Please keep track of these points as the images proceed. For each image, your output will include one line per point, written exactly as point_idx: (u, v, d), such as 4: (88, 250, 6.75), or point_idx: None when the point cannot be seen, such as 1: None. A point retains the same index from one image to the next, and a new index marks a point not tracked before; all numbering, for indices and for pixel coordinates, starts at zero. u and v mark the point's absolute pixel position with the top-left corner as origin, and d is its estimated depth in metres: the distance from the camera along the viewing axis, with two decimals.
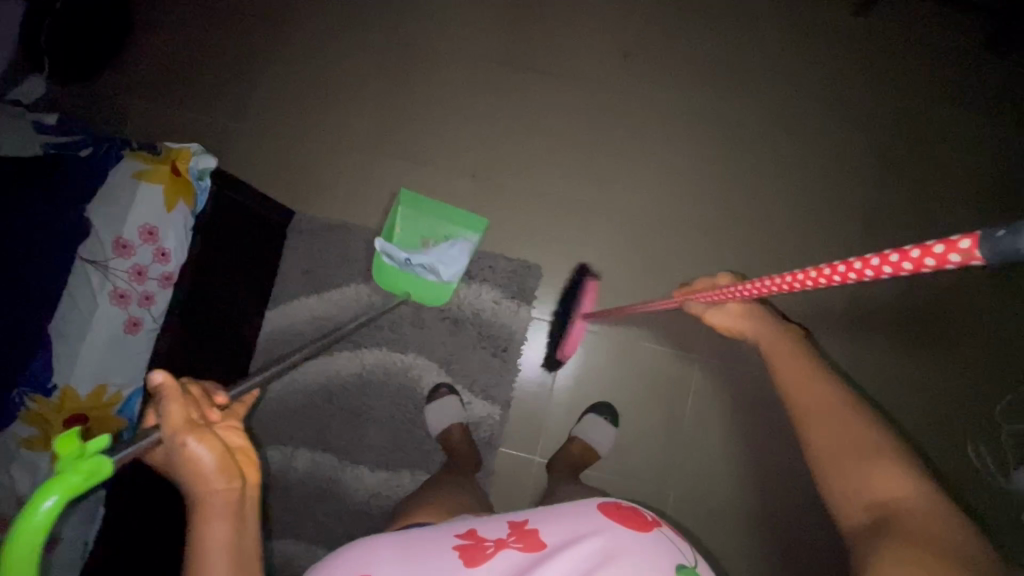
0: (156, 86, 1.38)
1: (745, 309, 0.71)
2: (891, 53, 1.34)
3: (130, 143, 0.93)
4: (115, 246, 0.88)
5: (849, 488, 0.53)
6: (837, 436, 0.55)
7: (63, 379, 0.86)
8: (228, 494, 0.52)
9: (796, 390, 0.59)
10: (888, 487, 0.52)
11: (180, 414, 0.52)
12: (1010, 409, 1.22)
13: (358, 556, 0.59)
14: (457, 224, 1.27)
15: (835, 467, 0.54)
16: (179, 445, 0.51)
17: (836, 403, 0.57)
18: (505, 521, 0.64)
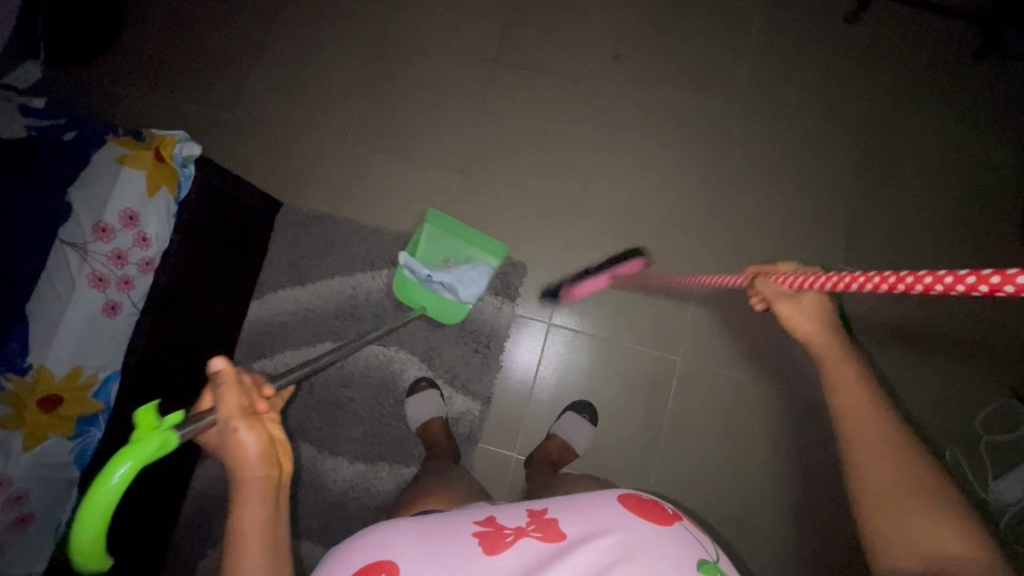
0: (147, 76, 1.39)
1: (821, 305, 0.62)
2: (880, 59, 1.34)
3: (116, 131, 0.95)
4: (95, 230, 0.89)
5: (898, 536, 0.49)
6: (889, 474, 0.51)
7: (39, 358, 0.86)
8: (266, 485, 0.54)
9: (852, 417, 0.54)
10: (946, 543, 0.47)
11: (235, 402, 0.55)
12: (995, 416, 1.21)
13: (374, 541, 0.55)
14: (476, 245, 1.27)
15: (883, 509, 0.50)
16: (230, 433, 0.54)
17: (894, 440, 0.52)
18: (524, 508, 0.60)
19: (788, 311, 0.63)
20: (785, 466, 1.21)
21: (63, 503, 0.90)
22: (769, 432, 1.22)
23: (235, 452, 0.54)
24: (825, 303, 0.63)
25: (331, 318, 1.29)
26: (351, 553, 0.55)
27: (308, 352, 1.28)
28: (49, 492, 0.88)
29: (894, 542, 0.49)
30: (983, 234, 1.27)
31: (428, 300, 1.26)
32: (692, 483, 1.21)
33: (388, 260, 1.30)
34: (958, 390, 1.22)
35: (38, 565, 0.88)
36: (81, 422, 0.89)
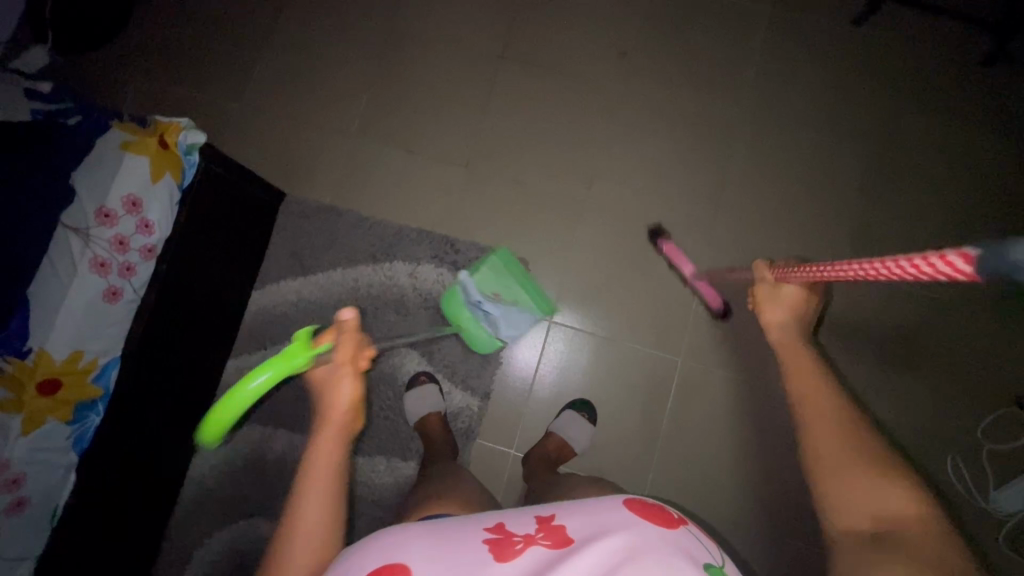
0: (154, 63, 1.39)
1: (792, 304, 0.87)
2: (890, 64, 1.33)
3: (120, 116, 0.95)
4: (98, 215, 0.89)
5: (845, 493, 0.62)
6: (833, 441, 0.66)
7: (39, 342, 0.86)
8: (347, 417, 0.73)
9: (802, 395, 0.73)
10: (885, 496, 0.59)
11: (345, 353, 0.76)
12: (997, 426, 1.20)
13: (386, 541, 0.55)
14: (530, 295, 1.24)
15: (828, 470, 0.64)
16: (340, 374, 0.75)
17: (836, 412, 0.69)
18: (532, 516, 0.60)
19: (767, 307, 0.89)
20: (784, 471, 1.20)
21: (63, 487, 0.90)
22: (769, 437, 1.21)
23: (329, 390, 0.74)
24: (797, 305, 0.87)
25: (332, 310, 1.28)
26: (362, 553, 0.54)
27: None
28: (47, 477, 0.88)
29: (840, 498, 0.62)
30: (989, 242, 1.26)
31: (462, 323, 1.24)
32: (690, 483, 1.20)
33: (389, 254, 1.30)
34: (957, 398, 1.21)
35: (39, 546, 0.90)
36: (80, 407, 0.90)
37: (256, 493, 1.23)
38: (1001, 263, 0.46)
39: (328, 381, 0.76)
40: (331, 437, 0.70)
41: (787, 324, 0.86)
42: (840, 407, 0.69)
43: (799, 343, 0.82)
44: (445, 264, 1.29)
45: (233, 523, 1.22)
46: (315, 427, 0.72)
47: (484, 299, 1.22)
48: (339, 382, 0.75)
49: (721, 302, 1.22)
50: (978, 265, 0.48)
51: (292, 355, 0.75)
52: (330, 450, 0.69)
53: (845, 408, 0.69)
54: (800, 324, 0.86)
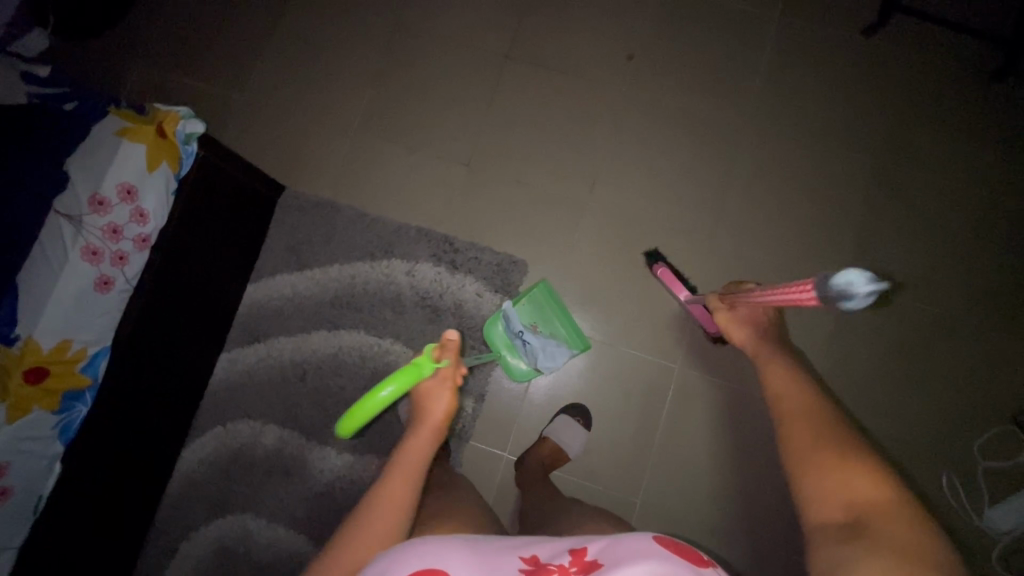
0: (156, 50, 1.38)
1: (750, 313, 0.94)
2: (897, 75, 1.32)
3: (117, 103, 0.94)
4: (91, 203, 0.87)
5: (817, 487, 0.62)
6: (807, 434, 0.68)
7: (27, 330, 0.84)
8: (442, 423, 0.76)
9: (777, 399, 0.76)
10: (856, 486, 0.59)
11: (450, 371, 0.79)
12: (991, 444, 1.19)
13: (428, 548, 0.58)
14: (568, 329, 1.22)
15: (804, 464, 0.65)
16: (443, 386, 0.78)
17: (811, 406, 0.72)
18: (565, 547, 0.60)
19: (731, 326, 0.96)
20: (779, 483, 1.18)
21: (46, 476, 0.89)
22: (765, 448, 1.20)
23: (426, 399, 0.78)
24: (754, 313, 0.94)
25: (328, 306, 1.27)
26: (400, 556, 0.57)
27: (302, 339, 1.26)
28: (31, 468, 0.86)
29: (817, 493, 0.62)
30: (990, 259, 1.26)
31: (499, 348, 1.22)
32: (682, 492, 1.19)
33: (388, 251, 1.29)
34: (951, 414, 1.21)
35: (19, 537, 0.87)
36: (68, 397, 0.88)
37: (244, 489, 1.21)
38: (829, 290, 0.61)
39: (432, 394, 0.78)
40: (426, 437, 0.74)
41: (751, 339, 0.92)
42: (812, 404, 0.72)
43: (772, 350, 0.87)
44: (443, 263, 1.28)
45: (219, 518, 1.20)
46: (411, 430, 0.75)
47: (525, 330, 1.19)
48: (438, 394, 0.78)
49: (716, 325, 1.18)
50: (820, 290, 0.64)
51: (420, 366, 0.78)
52: (420, 445, 0.73)
53: (818, 405, 0.72)
54: (765, 333, 0.92)
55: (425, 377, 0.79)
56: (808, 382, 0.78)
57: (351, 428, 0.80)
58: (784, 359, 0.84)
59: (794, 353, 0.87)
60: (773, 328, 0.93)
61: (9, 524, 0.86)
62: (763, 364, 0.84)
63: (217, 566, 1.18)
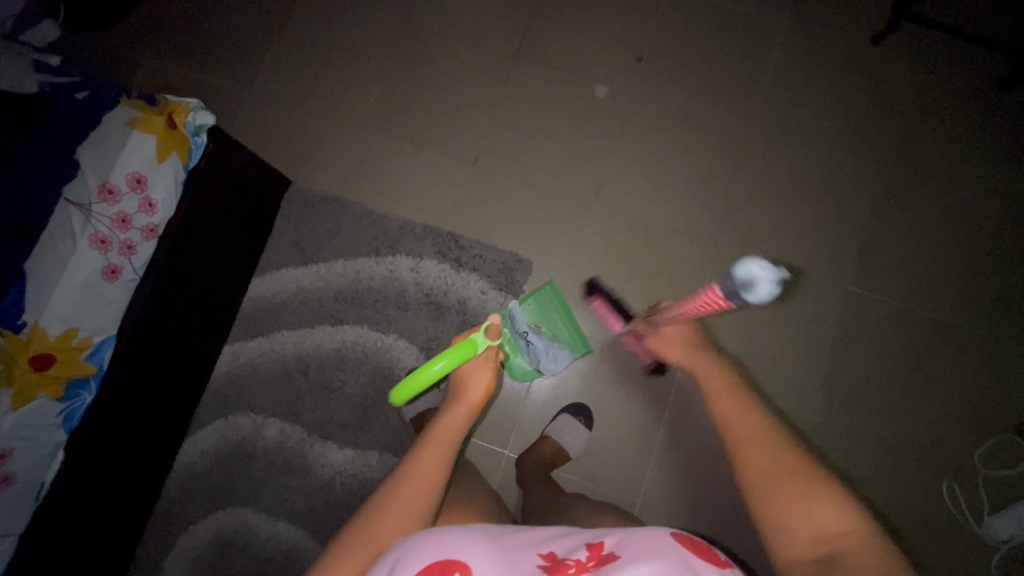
0: (165, 40, 1.38)
1: (678, 332, 0.88)
2: (904, 82, 1.33)
3: (129, 93, 0.93)
4: (100, 191, 0.87)
5: (784, 525, 0.59)
6: (761, 459, 0.63)
7: (34, 316, 0.83)
8: (480, 402, 0.80)
9: (726, 425, 0.69)
10: (824, 519, 0.58)
11: (490, 353, 0.84)
12: (991, 452, 1.19)
13: (448, 538, 0.58)
14: (572, 333, 1.20)
15: (766, 495, 0.61)
16: (481, 368, 0.83)
17: (762, 428, 0.67)
18: (582, 541, 0.60)
19: (661, 349, 0.90)
20: None
21: (48, 463, 0.89)
22: None
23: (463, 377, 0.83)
24: (682, 332, 0.88)
25: (332, 301, 1.27)
26: (418, 548, 0.57)
27: (305, 334, 1.26)
28: (35, 454, 0.86)
29: (783, 527, 0.59)
30: (994, 268, 1.26)
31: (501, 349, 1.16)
32: (682, 494, 1.19)
33: (392, 248, 1.29)
34: (953, 422, 1.21)
35: (20, 525, 0.87)
36: (71, 384, 0.88)
37: (244, 482, 1.21)
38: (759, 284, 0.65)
39: (473, 373, 0.83)
40: (461, 413, 0.77)
41: (686, 355, 0.85)
42: (762, 428, 0.67)
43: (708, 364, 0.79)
44: (448, 260, 1.28)
45: (218, 511, 1.20)
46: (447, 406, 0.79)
47: (530, 330, 1.18)
48: (479, 374, 0.82)
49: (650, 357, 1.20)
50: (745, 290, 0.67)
51: (476, 341, 0.83)
52: (457, 420, 0.75)
53: (768, 423, 0.67)
54: (700, 346, 0.85)
55: (467, 360, 0.83)
56: (753, 399, 0.71)
57: (403, 397, 0.82)
58: (725, 376, 0.76)
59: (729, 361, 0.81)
60: (702, 340, 0.87)
61: (9, 511, 0.85)
62: (707, 384, 0.75)
63: (215, 558, 1.18)
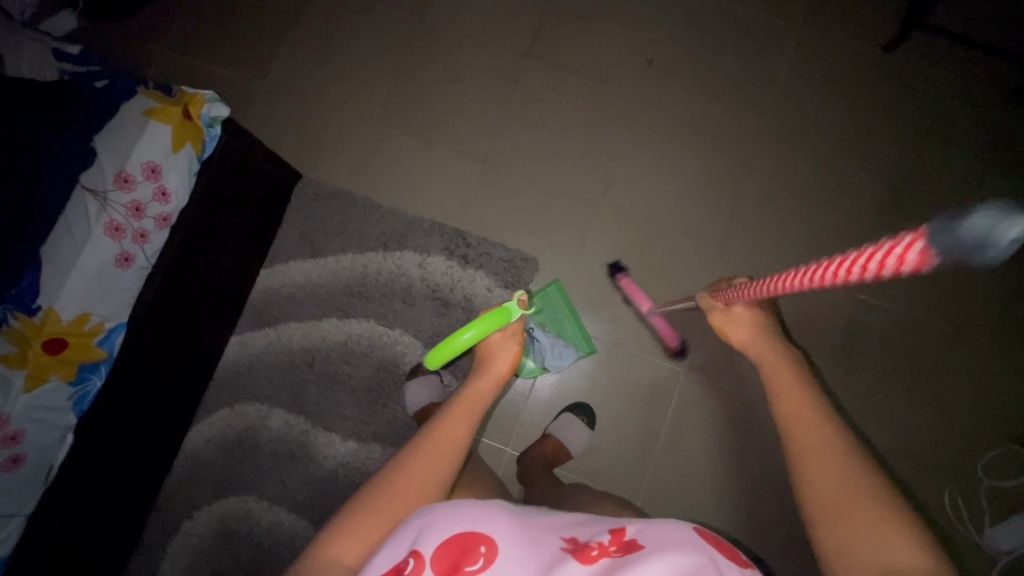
0: (179, 32, 1.40)
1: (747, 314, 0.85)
2: (914, 90, 1.33)
3: (145, 84, 0.94)
4: (116, 178, 0.88)
5: (838, 539, 0.57)
6: (829, 475, 0.60)
7: (48, 301, 0.85)
8: (505, 376, 0.80)
9: (795, 432, 0.66)
10: (892, 548, 0.54)
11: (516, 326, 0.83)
12: (995, 463, 1.19)
13: (474, 513, 0.59)
14: (577, 331, 1.23)
15: (827, 514, 0.58)
16: (506, 341, 0.82)
17: (832, 442, 0.63)
18: (605, 528, 0.61)
19: (728, 327, 0.86)
20: (783, 491, 1.18)
21: (58, 446, 0.90)
22: (768, 456, 1.20)
23: (487, 350, 0.82)
24: (751, 312, 0.85)
25: (339, 294, 1.28)
26: (447, 515, 0.58)
27: (311, 327, 1.28)
28: (46, 436, 0.87)
29: (845, 549, 0.56)
30: (1003, 279, 1.25)
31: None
32: (683, 496, 1.19)
33: (400, 243, 1.30)
34: (958, 431, 1.20)
35: (29, 504, 0.88)
36: (83, 368, 0.89)
37: (248, 471, 1.22)
38: (954, 241, 0.39)
39: (499, 346, 0.82)
40: (485, 386, 0.77)
41: (751, 342, 0.83)
42: (826, 434, 0.64)
43: (776, 355, 0.78)
44: (455, 257, 1.29)
45: (222, 499, 1.22)
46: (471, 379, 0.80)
47: (536, 327, 1.20)
48: (505, 346, 0.82)
49: (676, 338, 1.21)
50: (930, 244, 0.42)
51: (509, 310, 0.80)
52: (483, 392, 0.76)
53: (838, 436, 0.64)
54: (767, 334, 0.83)
55: (492, 334, 0.82)
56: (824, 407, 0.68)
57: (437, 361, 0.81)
58: (799, 379, 0.72)
59: (792, 350, 0.80)
60: (771, 327, 0.85)
61: (18, 490, 0.86)
62: (771, 379, 0.74)
63: (217, 545, 1.20)
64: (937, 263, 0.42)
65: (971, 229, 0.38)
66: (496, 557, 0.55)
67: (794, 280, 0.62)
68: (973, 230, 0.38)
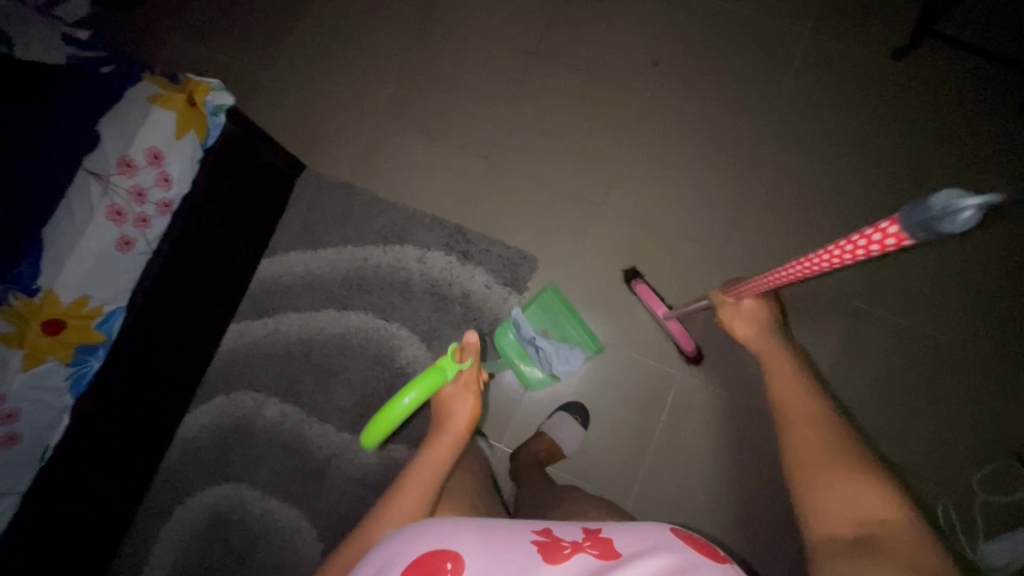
0: (188, 21, 1.41)
1: (757, 313, 0.93)
2: (922, 99, 1.32)
3: (151, 70, 0.95)
4: (119, 163, 0.89)
5: (818, 496, 0.61)
6: (814, 443, 0.67)
7: (48, 282, 0.86)
8: (466, 429, 0.83)
9: (787, 411, 0.74)
10: (865, 500, 0.58)
11: (467, 376, 0.87)
12: (990, 479, 1.18)
13: (444, 528, 0.59)
14: (581, 333, 1.22)
15: (809, 474, 0.64)
16: (463, 393, 0.86)
17: (818, 420, 0.70)
18: (578, 527, 0.62)
19: (734, 322, 0.94)
20: (774, 498, 1.18)
21: (54, 428, 0.91)
22: (760, 462, 1.19)
23: (444, 405, 0.86)
24: (761, 314, 0.93)
25: (338, 286, 1.29)
26: (409, 543, 0.57)
27: (310, 318, 1.28)
28: (42, 416, 0.88)
29: (822, 504, 0.60)
30: (1003, 293, 1.24)
31: (511, 357, 1.23)
32: (674, 499, 1.19)
33: (400, 237, 1.30)
34: (954, 445, 1.19)
35: (23, 483, 0.89)
36: (81, 350, 0.90)
37: (242, 458, 1.23)
38: (923, 217, 0.49)
39: (453, 400, 0.86)
40: (447, 443, 0.80)
41: (757, 339, 0.91)
42: (814, 414, 0.71)
43: (778, 352, 0.87)
44: (455, 253, 1.29)
45: (216, 486, 1.22)
46: (433, 437, 0.82)
47: (537, 336, 1.21)
48: (462, 399, 0.86)
49: (692, 344, 1.19)
50: (903, 223, 0.52)
51: (443, 369, 0.84)
52: (445, 450, 0.79)
53: (826, 416, 0.71)
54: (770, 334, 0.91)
55: (446, 385, 0.86)
56: (815, 395, 0.75)
57: (376, 436, 0.86)
58: (795, 370, 0.81)
59: (798, 356, 0.87)
60: (778, 328, 0.92)
61: (12, 469, 0.87)
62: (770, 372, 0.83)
63: (209, 531, 1.20)
64: (914, 239, 0.52)
65: (933, 207, 0.48)
66: (463, 571, 0.54)
67: (792, 268, 0.74)
68: (937, 206, 0.48)
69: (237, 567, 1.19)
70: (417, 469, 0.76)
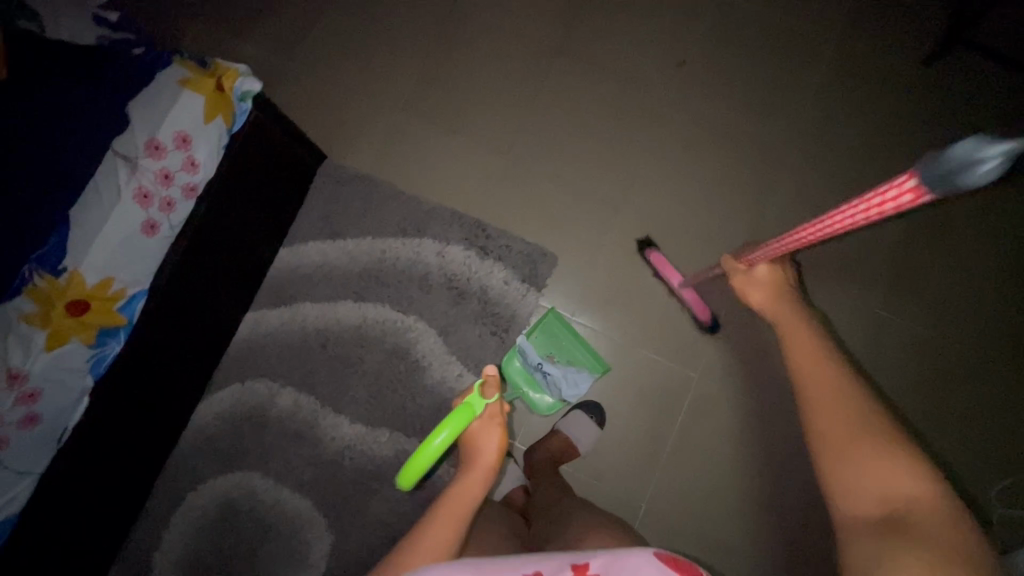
0: (213, 7, 1.41)
1: (768, 275, 0.88)
2: (948, 107, 1.30)
3: (180, 54, 0.94)
4: (147, 146, 0.88)
5: (848, 477, 0.59)
6: (838, 412, 0.63)
7: (74, 262, 0.84)
8: (494, 462, 0.79)
9: (802, 371, 0.69)
10: (895, 479, 0.56)
11: (493, 410, 0.82)
12: (1011, 494, 1.15)
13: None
14: (588, 356, 1.22)
15: (834, 452, 0.61)
16: (489, 426, 0.82)
17: (838, 381, 0.65)
18: (567, 560, 0.63)
19: (748, 288, 0.89)
20: (788, 504, 1.17)
21: (73, 409, 0.90)
22: (774, 468, 1.18)
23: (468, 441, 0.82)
24: (775, 276, 0.88)
25: (356, 277, 1.28)
26: None
27: (327, 308, 1.28)
28: (63, 399, 0.88)
29: (850, 485, 0.59)
30: None
31: (519, 385, 1.23)
32: (687, 502, 1.18)
33: (420, 230, 1.30)
34: (973, 458, 1.17)
35: (42, 463, 0.88)
36: (102, 332, 0.90)
37: (255, 447, 1.23)
38: (943, 168, 0.47)
39: (480, 433, 0.81)
40: (475, 481, 0.76)
41: (769, 304, 0.85)
42: (835, 375, 0.66)
43: (791, 312, 0.80)
44: (474, 247, 1.28)
45: (227, 474, 1.22)
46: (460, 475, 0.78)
47: (543, 362, 1.22)
48: (488, 433, 0.81)
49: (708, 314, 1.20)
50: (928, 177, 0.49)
51: (473, 404, 0.81)
52: (472, 487, 0.75)
53: (846, 377, 0.66)
54: (785, 294, 0.85)
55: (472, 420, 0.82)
56: (834, 352, 0.70)
57: (411, 480, 0.82)
58: (815, 330, 0.75)
59: (813, 310, 0.83)
60: (792, 289, 0.87)
61: (32, 449, 0.87)
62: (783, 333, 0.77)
63: (220, 519, 1.20)
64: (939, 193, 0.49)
65: (953, 158, 0.46)
66: None
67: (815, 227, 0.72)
68: (955, 157, 0.45)
69: (246, 555, 1.18)
70: (444, 508, 0.72)
